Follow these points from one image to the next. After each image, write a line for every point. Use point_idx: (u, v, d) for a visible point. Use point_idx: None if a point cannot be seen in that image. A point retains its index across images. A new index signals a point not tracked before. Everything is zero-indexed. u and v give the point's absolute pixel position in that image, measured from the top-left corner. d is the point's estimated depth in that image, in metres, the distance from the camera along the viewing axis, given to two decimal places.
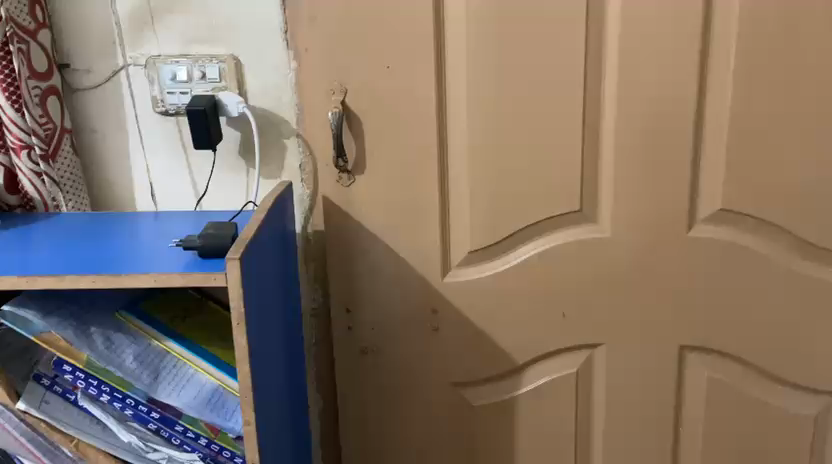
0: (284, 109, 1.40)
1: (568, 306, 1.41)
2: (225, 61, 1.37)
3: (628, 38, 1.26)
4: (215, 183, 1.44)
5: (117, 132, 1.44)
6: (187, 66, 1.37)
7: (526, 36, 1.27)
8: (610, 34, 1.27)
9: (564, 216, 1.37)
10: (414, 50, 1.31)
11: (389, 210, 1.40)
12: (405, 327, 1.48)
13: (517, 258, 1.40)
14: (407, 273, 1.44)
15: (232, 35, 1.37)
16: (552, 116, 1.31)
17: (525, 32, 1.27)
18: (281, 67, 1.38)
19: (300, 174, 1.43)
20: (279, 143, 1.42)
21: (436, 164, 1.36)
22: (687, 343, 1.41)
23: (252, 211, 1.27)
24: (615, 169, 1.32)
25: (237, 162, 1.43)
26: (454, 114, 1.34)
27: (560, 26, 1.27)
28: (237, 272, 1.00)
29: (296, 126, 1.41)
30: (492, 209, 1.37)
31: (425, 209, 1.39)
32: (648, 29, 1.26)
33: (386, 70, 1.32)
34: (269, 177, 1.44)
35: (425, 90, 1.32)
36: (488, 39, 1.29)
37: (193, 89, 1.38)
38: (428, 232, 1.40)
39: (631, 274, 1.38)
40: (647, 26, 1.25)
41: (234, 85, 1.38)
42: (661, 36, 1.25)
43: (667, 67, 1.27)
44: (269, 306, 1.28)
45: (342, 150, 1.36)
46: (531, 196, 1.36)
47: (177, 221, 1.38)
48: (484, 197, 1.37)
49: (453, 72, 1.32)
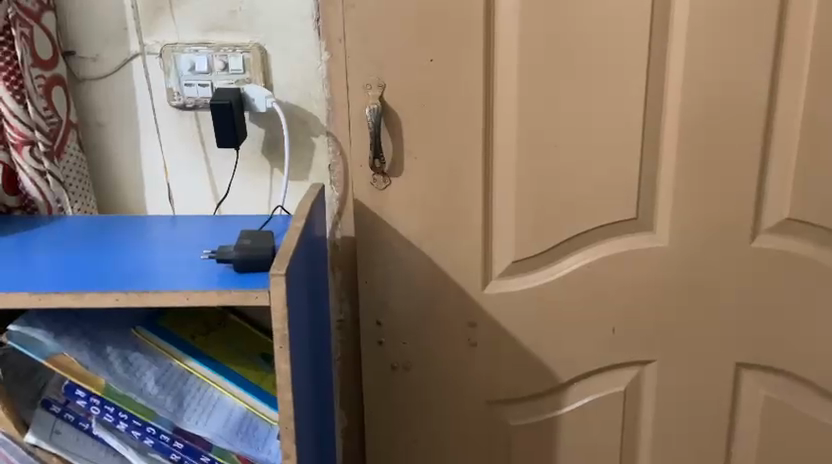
0: (313, 104, 1.29)
1: (617, 320, 1.32)
2: (250, 51, 1.25)
3: (696, 33, 1.16)
4: (237, 184, 1.33)
5: (128, 128, 1.32)
6: (207, 56, 1.25)
7: (585, 30, 1.17)
8: (677, 29, 1.17)
9: (617, 225, 1.27)
10: (460, 42, 1.20)
11: (427, 215, 1.29)
12: (440, 342, 1.37)
13: (563, 269, 1.30)
14: (444, 284, 1.33)
15: (257, 22, 1.25)
16: (608, 116, 1.21)
17: (584, 25, 1.17)
18: (311, 58, 1.27)
19: (329, 175, 1.32)
20: (308, 142, 1.30)
21: (480, 166, 1.25)
22: (745, 361, 1.32)
23: (286, 218, 1.16)
24: (676, 174, 1.23)
25: (261, 162, 1.32)
26: (502, 112, 1.23)
27: (622, 18, 1.16)
28: (283, 290, 0.89)
29: (326, 123, 1.29)
30: (539, 215, 1.27)
31: (467, 214, 1.28)
32: (719, 24, 1.16)
33: (429, 64, 1.21)
34: (296, 179, 1.33)
35: (471, 87, 1.22)
36: (544, 32, 1.18)
37: (214, 81, 1.26)
38: (469, 239, 1.29)
39: (687, 287, 1.28)
40: (717, 21, 1.15)
41: (260, 78, 1.26)
42: (732, 31, 1.16)
43: (737, 65, 1.17)
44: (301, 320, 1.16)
45: (379, 150, 1.25)
46: (583, 201, 1.26)
47: (195, 226, 1.27)
48: (530, 202, 1.26)
49: (503, 66, 1.21)
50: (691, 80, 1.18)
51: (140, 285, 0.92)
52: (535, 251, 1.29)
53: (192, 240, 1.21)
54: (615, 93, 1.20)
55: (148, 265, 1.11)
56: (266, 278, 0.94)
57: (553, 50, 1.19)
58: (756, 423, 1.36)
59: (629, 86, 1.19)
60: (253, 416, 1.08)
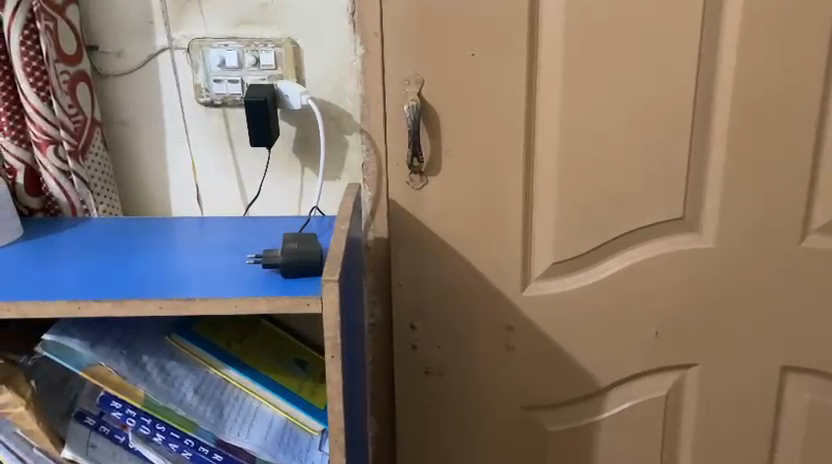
0: (347, 101, 1.24)
1: (660, 323, 1.28)
2: (282, 46, 1.21)
3: (750, 27, 1.12)
4: (268, 185, 1.28)
5: (153, 126, 1.27)
6: (237, 51, 1.20)
7: (634, 23, 1.13)
8: (729, 22, 1.13)
9: (661, 225, 1.23)
10: (503, 36, 1.16)
11: (465, 214, 1.25)
12: (476, 347, 1.33)
13: (606, 271, 1.27)
14: (482, 287, 1.29)
15: (290, 15, 1.21)
16: (656, 112, 1.17)
17: (634, 18, 1.13)
18: (344, 52, 1.22)
19: (361, 174, 1.27)
20: (340, 140, 1.26)
21: (522, 164, 1.21)
22: (791, 364, 1.29)
23: (329, 221, 1.12)
24: (724, 173, 1.19)
25: (292, 161, 1.27)
26: (546, 108, 1.19)
27: (672, 11, 1.12)
28: (336, 297, 0.85)
29: (360, 120, 1.25)
30: (582, 215, 1.23)
31: (507, 213, 1.24)
32: (773, 17, 1.12)
33: (470, 59, 1.17)
34: (329, 178, 1.28)
35: (514, 82, 1.17)
36: (591, 25, 1.14)
37: (244, 77, 1.22)
38: (509, 240, 1.25)
39: (733, 288, 1.25)
40: (772, 14, 1.12)
41: (292, 73, 1.22)
42: (787, 24, 1.12)
43: (791, 60, 1.13)
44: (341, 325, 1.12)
45: (417, 149, 1.20)
46: (627, 200, 1.22)
47: (225, 228, 1.22)
48: (573, 201, 1.23)
49: (547, 60, 1.17)
50: (742, 75, 1.15)
51: (184, 292, 0.87)
52: (577, 251, 1.25)
53: (224, 244, 1.17)
54: (664, 89, 1.16)
55: (183, 270, 1.07)
56: (315, 285, 0.89)
57: (600, 44, 1.14)
58: (800, 426, 1.33)
59: (678, 81, 1.15)
60: (293, 426, 1.04)
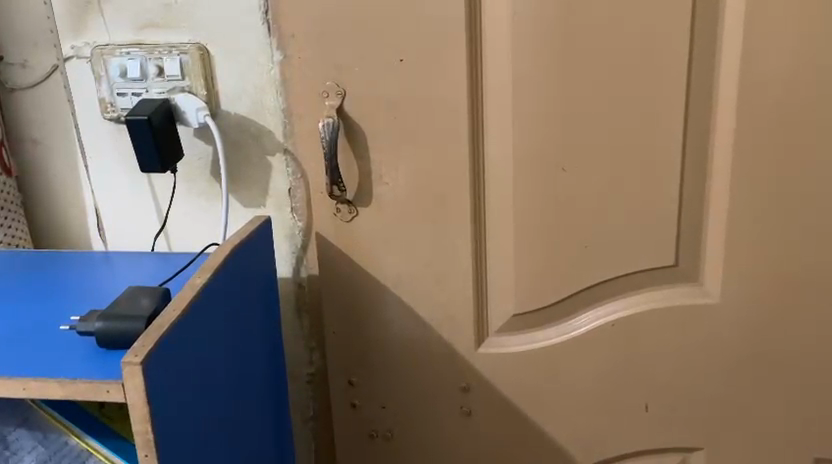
0: (266, 116, 1.04)
1: (653, 394, 1.03)
2: (188, 52, 1.02)
3: (759, 27, 0.87)
4: (181, 209, 1.11)
5: (63, 146, 1.12)
6: (139, 60, 1.03)
7: (607, 23, 0.89)
8: (732, 22, 0.88)
9: (650, 272, 0.98)
10: (439, 38, 0.92)
11: (406, 255, 1.03)
12: (426, 409, 1.10)
13: (580, 326, 1.01)
14: (430, 342, 1.06)
15: (197, 16, 1.02)
16: (637, 135, 0.92)
17: (606, 17, 0.88)
18: (261, 59, 1.02)
19: (289, 201, 1.08)
20: (262, 163, 1.07)
21: (470, 198, 0.98)
22: (822, 453, 1.03)
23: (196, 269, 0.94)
24: (732, 212, 0.94)
25: (210, 184, 1.09)
26: (496, 127, 0.95)
27: (652, 5, 0.87)
28: (142, 382, 0.66)
29: (283, 138, 1.05)
30: (546, 261, 0.98)
31: (456, 256, 1.01)
32: (791, 14, 0.86)
33: (398, 66, 0.94)
34: (250, 204, 1.09)
35: (455, 94, 0.94)
36: (551, 27, 0.90)
37: (150, 89, 1.04)
38: (459, 289, 1.02)
39: (746, 357, 0.99)
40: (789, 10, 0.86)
41: (201, 84, 1.03)
42: (811, 23, 0.86)
43: (818, 70, 0.87)
44: (244, 386, 0.93)
45: (337, 175, 0.99)
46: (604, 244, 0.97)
47: (131, 258, 1.04)
48: (536, 245, 0.98)
49: (495, 68, 0.93)
50: (748, 88, 0.89)
51: None
52: (546, 303, 1.01)
53: (115, 277, 0.98)
54: (645, 105, 0.91)
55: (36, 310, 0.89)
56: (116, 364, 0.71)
57: (563, 51, 0.90)
58: None
59: (662, 95, 0.91)
60: None
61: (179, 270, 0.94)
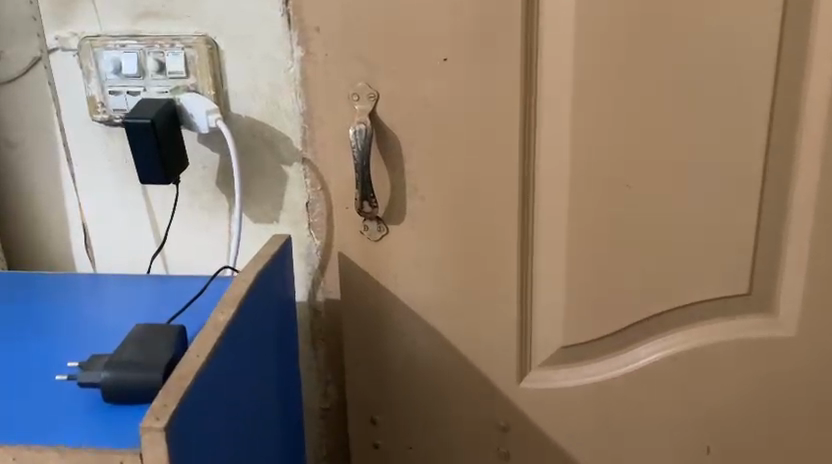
0: (282, 121, 0.92)
1: (714, 437, 0.93)
2: (194, 46, 0.89)
3: None
4: (182, 224, 0.98)
5: (44, 151, 0.97)
6: (137, 54, 0.90)
7: (685, 26, 0.78)
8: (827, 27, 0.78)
9: (717, 302, 0.88)
10: (490, 33, 0.81)
11: (443, 278, 0.91)
12: (458, 450, 0.99)
13: (640, 360, 0.90)
14: (464, 376, 0.95)
15: (205, 5, 0.89)
16: (712, 149, 0.82)
17: (684, 18, 0.78)
18: (277, 55, 0.89)
19: (305, 217, 0.96)
20: (276, 173, 0.94)
21: (518, 215, 0.87)
22: None
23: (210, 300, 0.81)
24: (813, 238, 0.84)
25: (215, 196, 0.97)
26: (551, 137, 0.84)
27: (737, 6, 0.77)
28: (163, 452, 0.54)
29: (302, 146, 0.92)
30: (602, 287, 0.88)
31: (499, 281, 0.90)
32: None
33: (441, 67, 0.83)
34: (261, 220, 0.96)
35: (506, 98, 0.83)
36: (622, 27, 0.79)
37: (148, 87, 0.90)
38: (501, 318, 0.91)
39: (818, 397, 0.90)
40: None
41: (209, 83, 0.90)
42: None
43: None
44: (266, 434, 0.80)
45: (368, 188, 0.86)
46: (667, 268, 0.86)
47: (126, 283, 0.90)
48: (591, 268, 0.87)
49: (552, 69, 0.82)
50: None
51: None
52: (600, 335, 0.90)
53: (108, 309, 0.84)
54: (723, 117, 0.81)
55: (22, 354, 0.75)
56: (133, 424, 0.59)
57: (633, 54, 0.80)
58: None
59: (743, 107, 0.80)
60: None
61: (188, 300, 0.82)
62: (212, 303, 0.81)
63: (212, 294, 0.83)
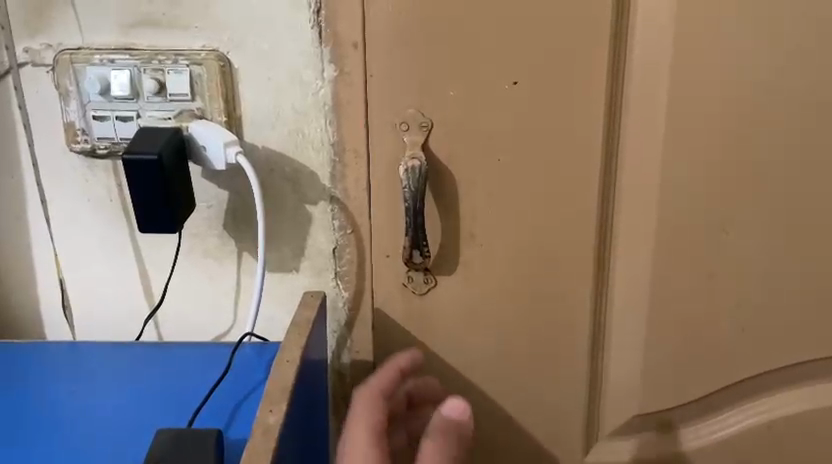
0: (307, 153, 0.77)
1: None
2: (203, 62, 0.74)
3: None
4: (182, 275, 0.82)
5: (7, 190, 0.80)
6: (130, 71, 0.74)
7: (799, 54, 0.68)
8: None
9: (813, 366, 0.78)
10: (570, 54, 0.69)
11: (498, 337, 0.78)
12: None
13: (723, 432, 0.80)
14: (520, 451, 0.82)
15: (217, 13, 0.73)
16: (817, 194, 0.72)
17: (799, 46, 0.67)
18: (304, 74, 0.75)
19: (332, 265, 0.80)
20: (298, 215, 0.79)
21: (593, 266, 0.75)
22: None
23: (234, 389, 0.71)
24: None
25: (222, 241, 0.81)
26: (636, 174, 0.72)
27: None
28: None
29: (330, 182, 0.78)
30: (685, 343, 0.77)
31: (567, 339, 0.78)
32: None
33: (509, 93, 0.70)
34: (278, 268, 0.81)
35: (584, 128, 0.71)
36: (727, 54, 0.68)
37: (143, 112, 0.75)
38: (568, 383, 0.79)
39: None
40: None
41: (219, 106, 0.75)
42: None
43: None
44: None
45: (421, 235, 0.73)
46: (760, 322, 0.76)
47: (128, 350, 0.77)
48: (674, 322, 0.76)
49: (640, 100, 0.70)
50: None
51: None
52: (682, 399, 0.79)
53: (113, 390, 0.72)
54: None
55: None
56: None
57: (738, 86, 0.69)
58: None
59: None
60: None
61: (214, 385, 0.71)
62: (239, 392, 0.71)
63: (233, 380, 0.72)
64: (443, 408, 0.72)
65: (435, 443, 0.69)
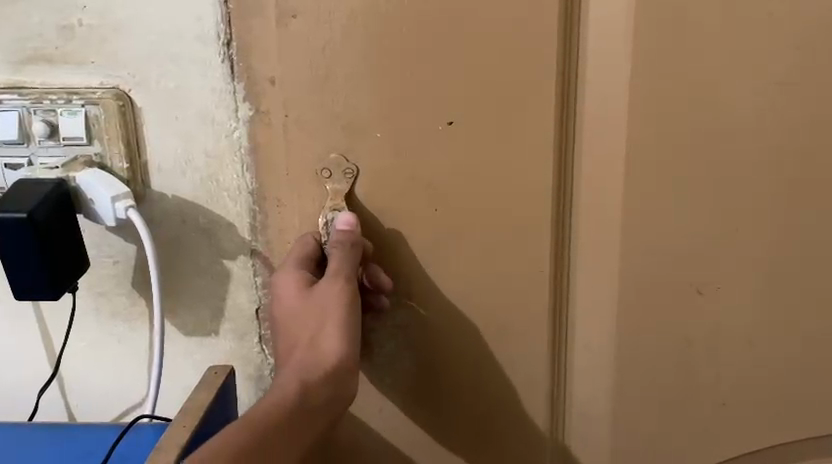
0: (222, 202, 0.68)
1: None
2: (99, 103, 0.65)
3: None
4: (86, 339, 0.73)
5: None
6: (19, 113, 0.65)
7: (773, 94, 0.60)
8: None
9: (793, 438, 0.70)
10: (515, 91, 0.60)
11: (447, 401, 0.70)
12: None
13: None
14: None
15: (116, 47, 0.65)
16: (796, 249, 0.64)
17: (773, 85, 0.59)
18: (216, 113, 0.66)
19: (255, 327, 0.71)
20: (214, 271, 0.70)
21: (547, 325, 0.67)
22: None
23: None
24: None
25: (131, 300, 0.71)
26: (595, 219, 0.64)
27: None
28: None
29: (249, 234, 0.68)
30: (659, 403, 0.69)
31: (527, 400, 0.69)
32: None
33: (445, 137, 0.61)
34: (194, 331, 0.72)
35: (534, 173, 0.62)
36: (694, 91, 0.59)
37: (35, 158, 0.66)
38: (521, 449, 0.72)
39: None
40: None
41: (120, 151, 0.66)
42: None
43: None
44: None
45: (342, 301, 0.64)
46: (742, 382, 0.68)
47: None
48: (645, 382, 0.68)
49: (595, 141, 0.62)
50: None
51: None
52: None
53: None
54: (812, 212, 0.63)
55: None
56: None
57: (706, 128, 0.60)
58: None
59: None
60: None
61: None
62: None
63: None
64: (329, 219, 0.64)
65: (335, 267, 0.61)
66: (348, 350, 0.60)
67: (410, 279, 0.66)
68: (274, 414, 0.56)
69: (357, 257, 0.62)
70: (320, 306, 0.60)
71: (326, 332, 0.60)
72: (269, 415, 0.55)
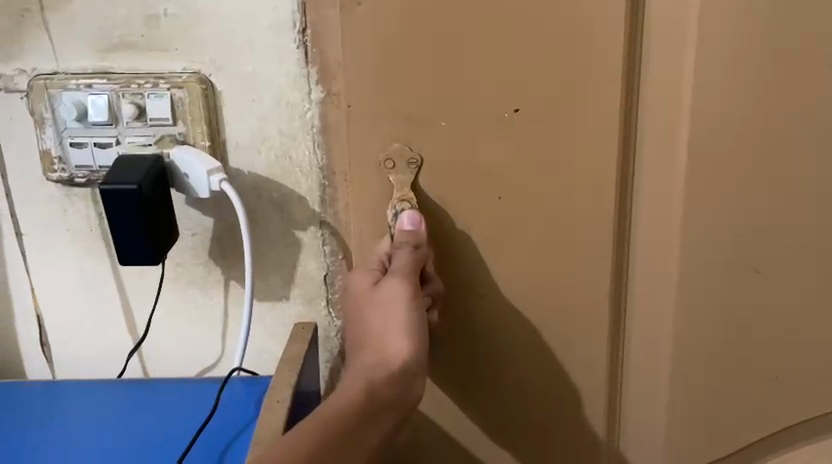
0: (294, 177, 0.74)
1: None
2: (183, 85, 0.71)
3: None
4: (167, 306, 0.79)
5: None
6: (108, 96, 0.71)
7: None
8: None
9: None
10: (584, 76, 0.63)
11: (507, 381, 0.74)
12: None
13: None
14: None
15: (198, 35, 0.70)
16: None
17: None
18: (290, 96, 0.72)
19: (323, 292, 0.78)
20: (286, 240, 0.76)
21: (606, 299, 0.71)
22: None
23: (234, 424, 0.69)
24: None
25: (208, 270, 0.77)
26: (654, 198, 0.68)
27: None
28: None
29: (319, 206, 0.75)
30: (710, 374, 0.73)
31: (586, 374, 0.74)
32: None
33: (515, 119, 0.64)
34: (268, 297, 0.78)
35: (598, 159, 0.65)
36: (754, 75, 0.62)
37: (122, 138, 0.71)
38: (577, 414, 0.75)
39: None
40: None
41: (202, 130, 0.72)
42: None
43: None
44: None
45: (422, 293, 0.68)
46: (792, 359, 0.71)
47: (109, 395, 0.74)
48: (696, 353, 0.72)
49: (657, 122, 0.65)
50: None
51: None
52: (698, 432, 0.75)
53: (89, 433, 0.69)
54: None
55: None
56: None
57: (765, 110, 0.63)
58: None
59: None
60: None
61: (203, 423, 0.68)
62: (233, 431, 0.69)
63: (228, 421, 0.70)
64: (398, 220, 0.66)
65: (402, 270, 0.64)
66: (412, 351, 0.62)
67: (475, 265, 0.70)
68: (338, 416, 0.58)
69: (420, 257, 0.66)
70: (384, 304, 0.63)
71: (391, 332, 0.62)
72: (339, 414, 0.58)
